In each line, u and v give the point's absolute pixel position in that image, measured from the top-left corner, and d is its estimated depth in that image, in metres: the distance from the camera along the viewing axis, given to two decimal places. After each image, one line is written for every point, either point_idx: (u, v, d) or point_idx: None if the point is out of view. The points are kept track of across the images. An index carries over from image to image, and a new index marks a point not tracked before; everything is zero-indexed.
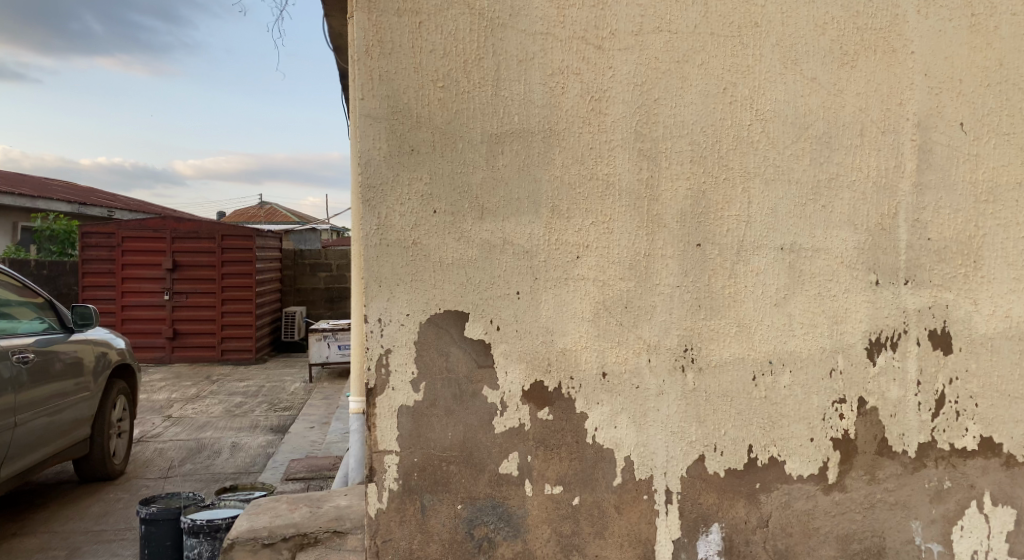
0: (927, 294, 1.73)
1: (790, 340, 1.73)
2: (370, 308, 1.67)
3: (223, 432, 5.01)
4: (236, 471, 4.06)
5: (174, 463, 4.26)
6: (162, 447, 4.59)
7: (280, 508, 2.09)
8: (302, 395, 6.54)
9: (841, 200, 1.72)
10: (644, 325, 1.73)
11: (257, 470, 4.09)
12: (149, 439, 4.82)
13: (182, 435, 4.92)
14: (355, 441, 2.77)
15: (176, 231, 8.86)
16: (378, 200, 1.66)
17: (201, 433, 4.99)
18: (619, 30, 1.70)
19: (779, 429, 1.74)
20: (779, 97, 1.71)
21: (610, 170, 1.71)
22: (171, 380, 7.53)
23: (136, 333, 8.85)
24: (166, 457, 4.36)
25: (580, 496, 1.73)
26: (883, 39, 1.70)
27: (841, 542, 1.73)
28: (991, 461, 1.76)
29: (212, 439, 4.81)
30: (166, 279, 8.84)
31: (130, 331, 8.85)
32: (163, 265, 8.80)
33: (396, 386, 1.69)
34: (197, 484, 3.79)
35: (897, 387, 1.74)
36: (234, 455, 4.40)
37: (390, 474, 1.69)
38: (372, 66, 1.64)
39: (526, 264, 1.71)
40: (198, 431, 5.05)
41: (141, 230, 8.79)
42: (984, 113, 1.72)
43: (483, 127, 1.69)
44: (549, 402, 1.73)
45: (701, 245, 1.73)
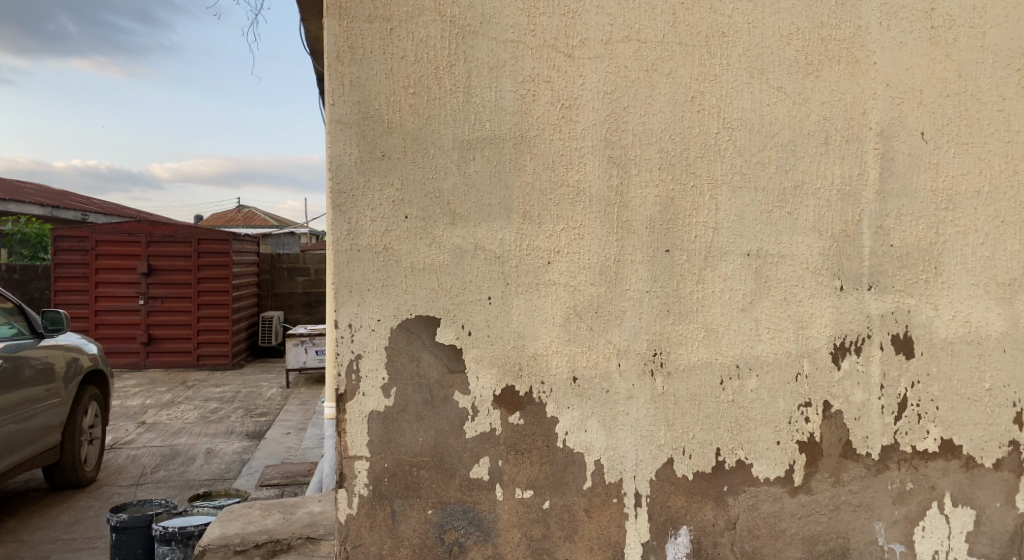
0: (890, 300, 1.77)
1: (757, 345, 1.76)
2: (341, 313, 1.68)
3: (199, 439, 4.97)
4: (210, 478, 4.03)
5: (148, 469, 4.22)
6: (136, 454, 4.54)
7: (253, 515, 2.08)
8: (280, 401, 6.52)
9: (806, 207, 1.75)
10: (614, 330, 1.75)
11: (232, 476, 4.06)
12: (123, 446, 4.76)
13: (157, 441, 4.87)
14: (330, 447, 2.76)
15: (152, 234, 8.77)
16: (348, 206, 1.67)
17: (176, 439, 4.94)
18: (588, 38, 1.72)
19: (745, 433, 1.76)
20: (745, 105, 1.74)
21: (580, 177, 1.73)
22: (146, 386, 7.44)
23: (112, 338, 8.74)
24: (140, 465, 4.31)
25: (550, 499, 1.74)
26: (846, 49, 1.74)
27: (807, 544, 1.76)
28: (952, 463, 1.79)
29: (189, 445, 4.77)
30: (142, 284, 8.75)
31: (104, 336, 8.72)
32: (139, 269, 8.71)
33: (366, 392, 1.69)
34: (170, 492, 3.77)
35: (861, 391, 1.77)
36: (211, 462, 4.37)
37: (360, 480, 1.70)
38: (343, 72, 1.65)
39: (497, 269, 1.72)
40: (174, 437, 5.00)
41: (117, 234, 8.70)
42: (943, 123, 1.76)
43: (454, 134, 1.70)
44: (520, 406, 1.74)
45: (670, 252, 1.75)
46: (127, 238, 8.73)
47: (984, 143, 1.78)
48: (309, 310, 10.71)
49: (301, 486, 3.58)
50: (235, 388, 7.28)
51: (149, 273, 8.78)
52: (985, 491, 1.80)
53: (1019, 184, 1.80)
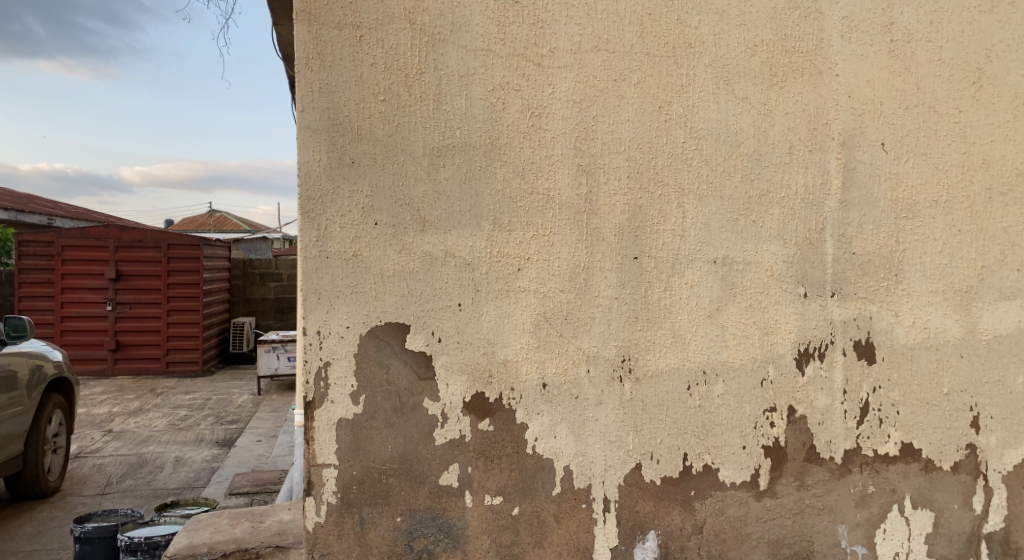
0: (853, 306, 1.80)
1: (723, 351, 1.79)
2: (309, 320, 1.67)
3: (168, 447, 4.89)
4: (179, 487, 3.97)
5: (114, 479, 4.14)
6: (102, 463, 4.46)
7: (221, 524, 2.06)
8: (251, 408, 6.44)
9: (771, 215, 1.78)
10: (583, 336, 1.77)
11: (202, 485, 4.00)
12: (88, 454, 4.67)
13: (125, 450, 4.79)
14: (301, 455, 2.73)
15: (121, 239, 8.64)
16: (317, 212, 1.66)
17: (144, 448, 4.86)
18: (557, 48, 1.74)
19: (712, 438, 1.79)
20: (711, 116, 1.77)
21: (550, 185, 1.75)
22: (113, 394, 7.30)
23: (78, 344, 8.60)
24: (106, 474, 4.23)
25: (519, 505, 1.75)
26: (809, 61, 1.77)
27: (772, 547, 1.79)
28: (912, 466, 1.83)
29: (158, 454, 4.69)
30: (110, 290, 8.61)
31: (70, 343, 8.58)
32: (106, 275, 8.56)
33: (334, 399, 1.68)
34: (137, 502, 3.71)
35: (825, 396, 1.80)
36: (178, 470, 4.30)
37: (328, 487, 1.69)
38: (312, 78, 1.65)
39: (467, 276, 1.73)
40: (143, 446, 4.91)
41: (84, 238, 8.55)
42: (903, 134, 1.80)
43: (424, 141, 1.71)
44: (489, 413, 1.74)
45: (638, 259, 1.77)
46: (94, 243, 8.57)
47: (942, 154, 1.81)
48: (283, 316, 10.61)
49: (271, 495, 3.54)
50: (206, 395, 7.18)
51: (117, 279, 8.63)
52: (944, 493, 1.84)
53: (976, 194, 1.83)
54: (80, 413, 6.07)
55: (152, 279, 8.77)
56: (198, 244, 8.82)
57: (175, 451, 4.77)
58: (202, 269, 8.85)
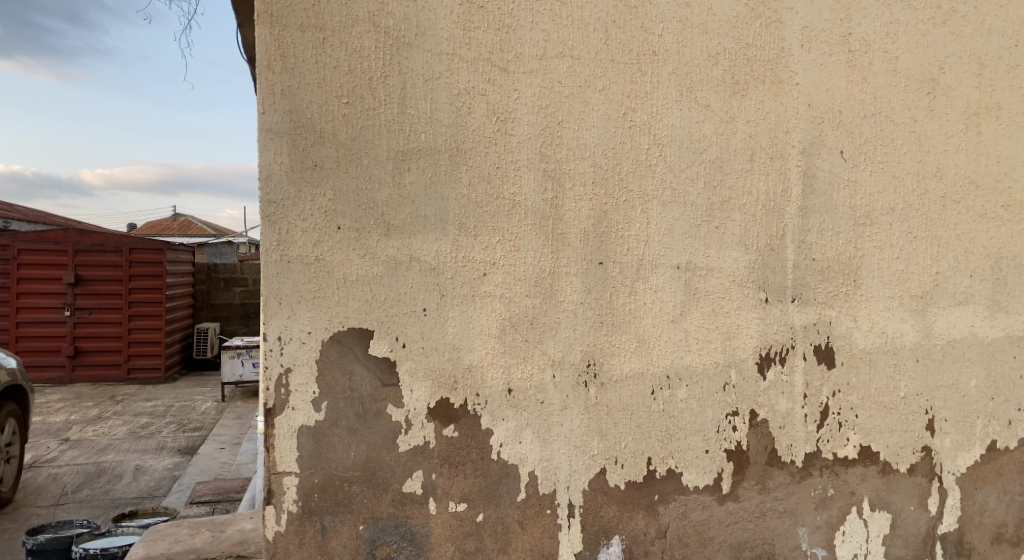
0: (813, 311, 1.83)
1: (687, 356, 1.80)
2: (270, 326, 1.64)
3: (128, 455, 4.77)
4: (138, 497, 3.88)
5: (70, 489, 4.03)
6: (58, 473, 4.33)
7: (180, 533, 2.01)
8: (215, 415, 6.33)
9: (733, 221, 1.80)
10: (549, 341, 1.77)
11: (162, 494, 3.92)
12: (43, 464, 4.54)
13: (82, 459, 4.66)
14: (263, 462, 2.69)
15: (80, 243, 8.43)
16: (278, 216, 1.64)
17: (103, 456, 4.74)
18: (523, 53, 1.74)
19: (675, 442, 1.80)
20: (675, 123, 1.78)
21: (515, 190, 1.75)
22: (71, 401, 7.11)
23: (34, 351, 8.35)
24: (62, 484, 4.11)
25: (483, 512, 1.74)
26: (770, 70, 1.80)
27: (733, 550, 1.80)
28: (870, 468, 1.86)
29: (118, 463, 4.57)
30: (69, 295, 8.41)
31: (26, 350, 8.31)
32: (66, 279, 8.36)
33: (295, 406, 1.66)
34: (94, 512, 3.62)
35: (786, 400, 1.82)
36: (139, 479, 4.21)
37: (288, 496, 1.66)
38: (274, 80, 1.63)
39: (432, 280, 1.72)
40: (102, 454, 4.79)
41: (41, 242, 8.29)
42: (861, 142, 1.83)
43: (388, 145, 1.70)
44: (454, 419, 1.73)
45: (603, 264, 1.78)
46: (52, 246, 8.33)
47: (898, 162, 1.85)
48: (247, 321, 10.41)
49: (233, 504, 3.51)
50: (169, 402, 7.03)
51: (77, 284, 8.43)
52: (900, 495, 1.87)
53: (930, 202, 1.87)
54: (35, 421, 5.89)
55: (114, 283, 8.60)
56: (162, 247, 8.68)
57: (136, 460, 4.66)
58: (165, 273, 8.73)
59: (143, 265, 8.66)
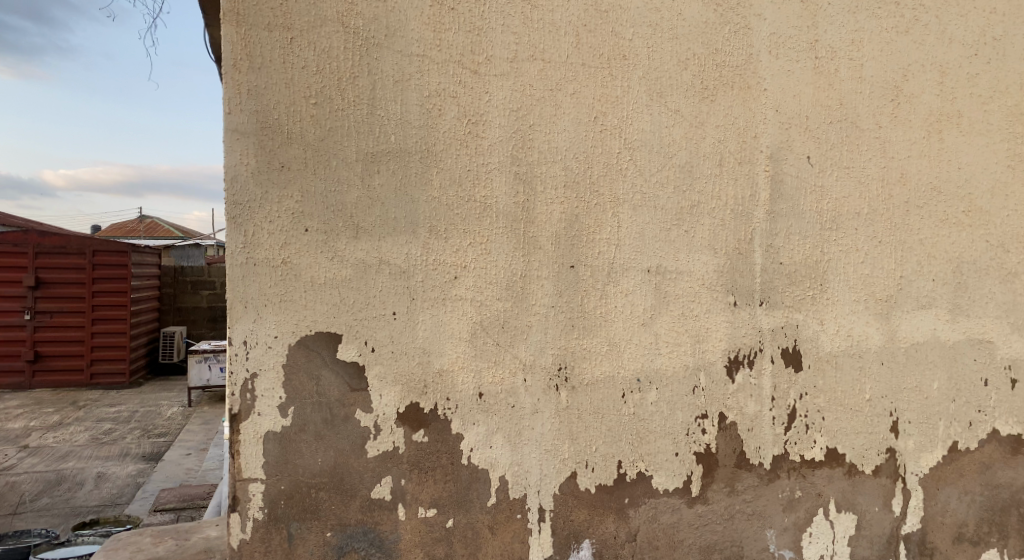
0: (780, 315, 1.85)
1: (657, 358, 1.81)
2: (235, 330, 1.61)
3: (91, 462, 4.66)
4: (100, 505, 3.79)
5: (28, 498, 3.91)
6: (16, 481, 4.21)
7: (143, 542, 1.96)
8: (182, 420, 6.20)
9: (702, 225, 1.81)
10: (520, 345, 1.76)
11: (125, 501, 3.83)
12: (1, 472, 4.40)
13: (42, 466, 4.54)
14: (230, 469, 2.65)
15: (41, 245, 8.22)
16: (244, 218, 1.61)
17: (65, 464, 4.62)
18: (494, 55, 1.73)
19: (646, 445, 1.80)
20: (645, 127, 1.79)
21: (487, 193, 1.74)
22: (31, 407, 6.91)
23: None
24: (19, 492, 4.00)
25: (453, 517, 1.73)
26: (739, 76, 1.81)
27: (703, 553, 1.81)
28: (836, 470, 1.88)
29: (80, 470, 4.46)
30: (28, 299, 8.15)
31: None
32: (25, 282, 8.10)
33: (261, 411, 1.63)
34: (53, 521, 3.53)
35: (754, 403, 1.84)
36: (102, 486, 4.11)
37: (254, 503, 1.63)
38: (240, 80, 1.60)
39: (402, 284, 1.70)
40: (63, 461, 4.67)
41: None
42: (827, 148, 1.86)
43: (357, 146, 1.67)
44: (424, 424, 1.71)
45: (575, 267, 1.78)
46: (11, 249, 8.09)
47: (863, 168, 1.88)
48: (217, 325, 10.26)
49: (198, 511, 3.49)
50: (136, 407, 6.89)
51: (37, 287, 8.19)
52: (866, 496, 1.89)
53: (894, 207, 1.90)
54: None
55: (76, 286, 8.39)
56: (126, 251, 8.60)
57: (99, 467, 4.55)
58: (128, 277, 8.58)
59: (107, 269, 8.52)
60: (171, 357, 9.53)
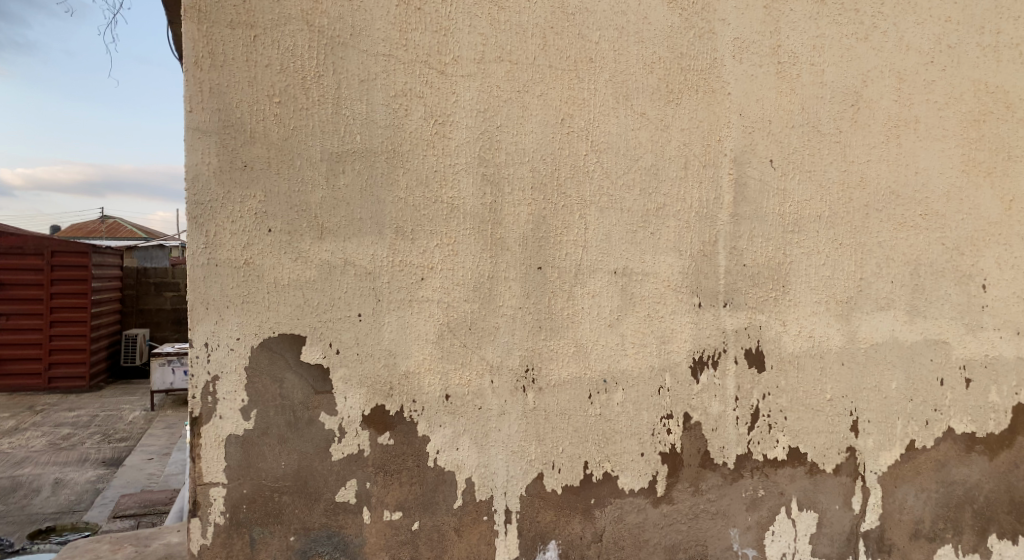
0: (744, 316, 1.88)
1: (623, 359, 1.82)
2: (196, 331, 1.58)
3: (49, 468, 4.53)
4: (57, 511, 3.69)
5: None
6: None
7: (100, 550, 1.91)
8: (147, 424, 6.06)
9: (667, 227, 1.83)
10: (487, 346, 1.76)
11: (83, 508, 3.74)
12: None
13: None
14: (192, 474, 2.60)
15: None
16: (205, 218, 1.58)
17: (20, 470, 4.48)
18: (461, 56, 1.73)
19: (612, 445, 1.81)
20: (611, 129, 1.80)
21: (454, 194, 1.73)
22: None
23: None
24: None
25: (419, 520, 1.72)
26: (704, 80, 1.84)
27: (668, 552, 1.83)
28: (798, 469, 1.91)
29: (37, 476, 4.33)
30: None
31: None
32: None
33: (223, 415, 1.60)
34: (6, 529, 3.42)
35: (718, 402, 1.86)
36: (59, 493, 3.99)
37: (215, 508, 1.60)
38: (201, 78, 1.57)
39: (367, 285, 1.68)
40: (19, 467, 4.53)
41: None
42: (789, 152, 1.89)
43: (322, 146, 1.66)
44: (389, 426, 1.70)
45: (542, 268, 1.78)
46: None
47: (824, 172, 1.92)
48: (179, 327, 10.06)
49: (160, 516, 3.44)
50: (99, 412, 6.71)
51: None
52: (827, 495, 1.92)
53: (854, 211, 1.94)
54: None
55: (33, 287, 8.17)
56: (86, 251, 8.38)
57: (56, 473, 4.42)
58: (88, 279, 8.39)
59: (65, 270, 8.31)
60: (134, 360, 9.31)
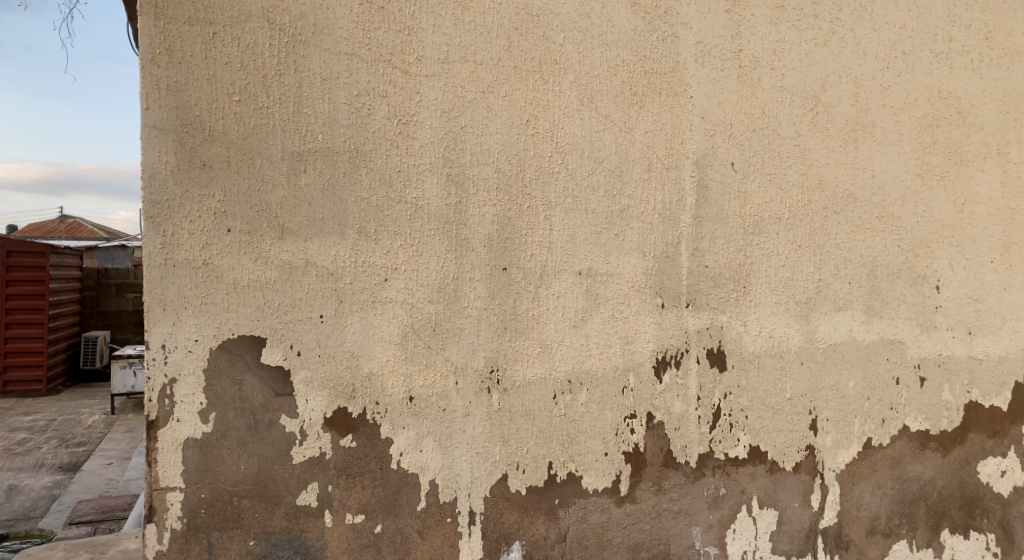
0: (706, 316, 1.90)
1: (587, 360, 1.83)
2: (153, 333, 1.55)
3: (4, 474, 4.40)
4: (11, 518, 3.60)
5: None
6: None
7: (53, 557, 1.87)
8: (110, 428, 5.92)
9: (631, 229, 1.85)
10: (451, 348, 1.75)
11: (37, 514, 3.65)
12: None
13: None
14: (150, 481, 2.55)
15: None
16: (162, 217, 1.55)
17: None
18: (425, 56, 1.72)
19: (576, 446, 1.82)
20: (576, 131, 1.81)
21: (418, 194, 1.72)
22: None
23: None
24: None
25: (382, 523, 1.70)
26: (667, 83, 1.85)
27: (631, 551, 1.84)
28: (759, 467, 1.94)
29: None
30: None
31: None
32: None
33: (180, 418, 1.57)
34: None
35: (681, 402, 1.88)
36: (12, 500, 3.88)
37: (172, 513, 1.57)
38: (158, 75, 1.54)
39: (330, 286, 1.67)
40: None
41: None
42: (750, 155, 1.92)
43: (283, 145, 1.64)
44: (352, 429, 1.68)
45: (507, 270, 1.78)
46: None
47: (785, 175, 1.95)
48: (140, 329, 9.86)
49: (117, 522, 3.41)
50: (60, 416, 6.54)
51: None
52: (787, 493, 1.95)
53: (813, 212, 1.97)
54: None
55: None
56: (44, 251, 8.16)
57: (10, 479, 4.30)
58: (48, 280, 8.20)
59: (23, 270, 8.09)
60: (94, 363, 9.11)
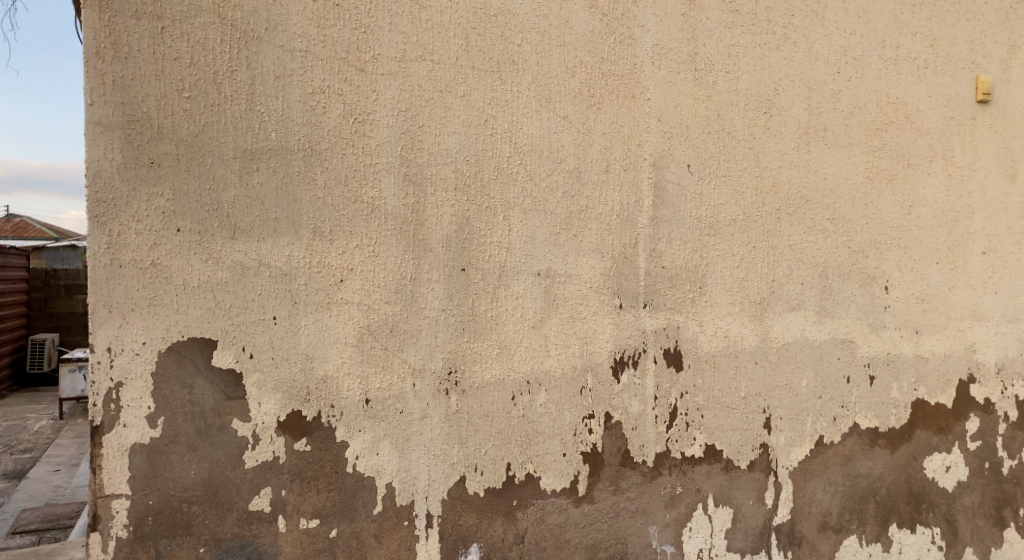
0: (663, 317, 1.92)
1: (546, 361, 1.83)
2: (97, 336, 1.50)
3: None
4: None
5: None
6: None
7: None
8: (59, 434, 5.73)
9: (589, 230, 1.85)
10: (409, 349, 1.74)
11: None
12: None
13: None
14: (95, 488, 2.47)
15: None
16: (107, 216, 1.50)
17: None
18: (381, 54, 1.70)
19: (534, 446, 1.82)
20: (534, 131, 1.81)
21: (374, 194, 1.70)
22: None
23: None
24: None
25: (337, 527, 1.68)
26: (624, 85, 1.87)
27: (589, 551, 1.85)
28: (715, 466, 1.96)
29: None
30: None
31: None
32: None
33: (126, 423, 1.53)
34: None
35: (638, 402, 1.89)
36: None
37: (117, 521, 1.52)
38: (102, 70, 1.49)
39: (283, 287, 1.64)
40: None
41: None
42: (706, 158, 1.94)
43: (235, 143, 1.60)
44: (306, 432, 1.66)
45: (465, 270, 1.77)
46: None
47: (740, 177, 1.98)
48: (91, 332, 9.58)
49: (62, 531, 3.31)
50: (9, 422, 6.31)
51: None
52: (742, 491, 1.98)
53: (767, 214, 2.01)
54: None
55: None
56: None
57: None
58: None
59: None
60: (42, 367, 8.84)
